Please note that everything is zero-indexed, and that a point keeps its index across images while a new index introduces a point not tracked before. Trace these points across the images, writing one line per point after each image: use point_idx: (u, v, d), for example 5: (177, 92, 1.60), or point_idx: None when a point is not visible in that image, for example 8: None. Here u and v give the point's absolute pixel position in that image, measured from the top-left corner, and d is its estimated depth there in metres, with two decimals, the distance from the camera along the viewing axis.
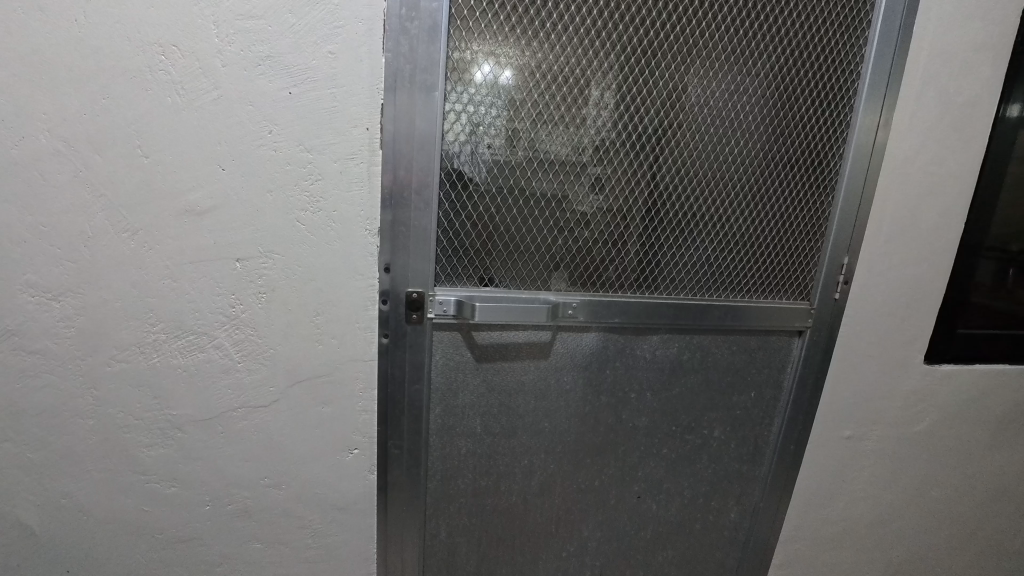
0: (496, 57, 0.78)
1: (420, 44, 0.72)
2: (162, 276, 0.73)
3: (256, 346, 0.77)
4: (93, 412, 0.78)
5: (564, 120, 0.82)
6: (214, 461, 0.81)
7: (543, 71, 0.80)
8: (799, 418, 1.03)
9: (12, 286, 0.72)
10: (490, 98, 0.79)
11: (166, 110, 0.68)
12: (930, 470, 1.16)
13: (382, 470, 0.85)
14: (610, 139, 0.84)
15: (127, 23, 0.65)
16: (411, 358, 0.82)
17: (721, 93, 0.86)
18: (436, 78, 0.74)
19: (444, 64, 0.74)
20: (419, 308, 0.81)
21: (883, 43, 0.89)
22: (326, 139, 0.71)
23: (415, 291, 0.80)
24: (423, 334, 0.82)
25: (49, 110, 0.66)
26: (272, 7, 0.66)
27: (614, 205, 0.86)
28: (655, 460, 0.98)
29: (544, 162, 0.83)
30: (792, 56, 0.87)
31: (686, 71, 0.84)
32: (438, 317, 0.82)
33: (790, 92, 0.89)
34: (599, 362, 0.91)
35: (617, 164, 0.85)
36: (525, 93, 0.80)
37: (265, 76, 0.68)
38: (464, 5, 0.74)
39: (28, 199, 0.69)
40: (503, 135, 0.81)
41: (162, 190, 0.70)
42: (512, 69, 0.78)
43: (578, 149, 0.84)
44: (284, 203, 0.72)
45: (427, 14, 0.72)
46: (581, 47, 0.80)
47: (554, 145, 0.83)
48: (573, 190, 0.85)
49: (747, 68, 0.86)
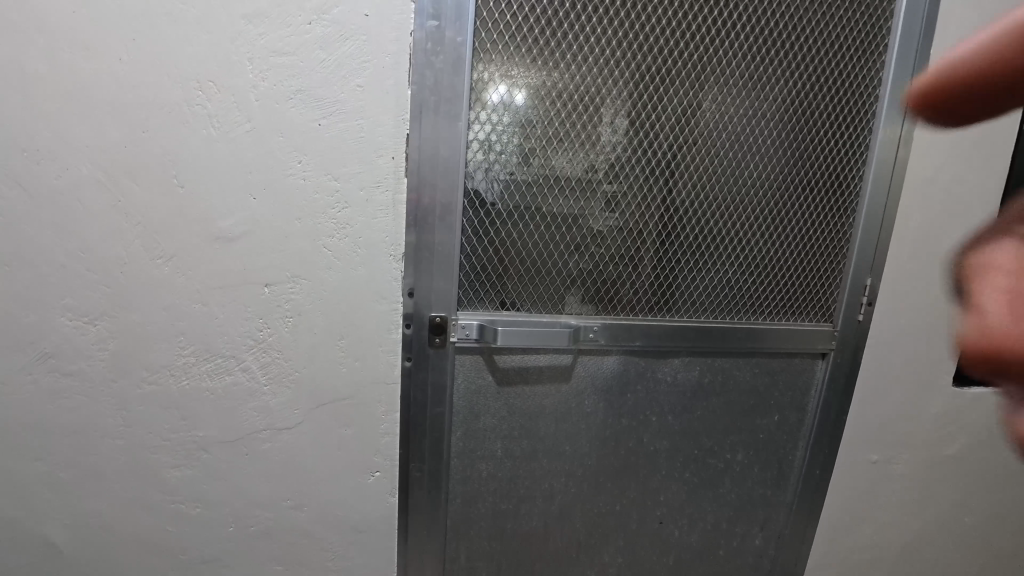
0: (516, 87, 0.80)
1: (445, 76, 0.75)
2: (193, 301, 0.75)
3: (281, 368, 0.78)
4: (122, 432, 0.80)
5: (582, 145, 0.84)
6: (238, 482, 0.82)
7: (562, 96, 0.82)
8: (824, 442, 1.01)
9: (51, 310, 0.75)
10: (510, 125, 0.81)
11: (201, 141, 0.71)
12: (961, 496, 1.12)
13: (403, 492, 0.86)
14: (628, 162, 0.85)
15: (167, 60, 0.69)
16: (433, 381, 0.83)
17: (738, 116, 0.87)
18: (461, 107, 0.77)
19: (467, 94, 0.77)
20: (441, 332, 0.82)
21: (899, 66, 0.90)
22: (354, 169, 0.72)
23: (438, 316, 0.82)
24: (446, 358, 0.83)
25: (92, 142, 0.70)
26: (303, 44, 0.69)
27: (630, 226, 0.87)
28: (676, 484, 0.97)
29: (562, 185, 0.84)
30: (809, 80, 0.88)
31: (702, 94, 0.85)
32: (460, 341, 0.83)
33: (807, 114, 0.90)
34: (620, 385, 0.91)
35: (634, 186, 0.86)
36: (545, 119, 0.82)
37: (296, 109, 0.70)
38: (486, 37, 0.77)
39: (70, 226, 0.72)
40: (522, 160, 0.82)
41: (195, 217, 0.73)
42: (531, 98, 0.81)
43: (595, 172, 0.85)
44: (312, 230, 0.74)
45: (451, 48, 0.74)
46: (599, 73, 0.82)
47: (572, 169, 0.84)
48: (590, 212, 0.86)
49: (764, 91, 0.87)
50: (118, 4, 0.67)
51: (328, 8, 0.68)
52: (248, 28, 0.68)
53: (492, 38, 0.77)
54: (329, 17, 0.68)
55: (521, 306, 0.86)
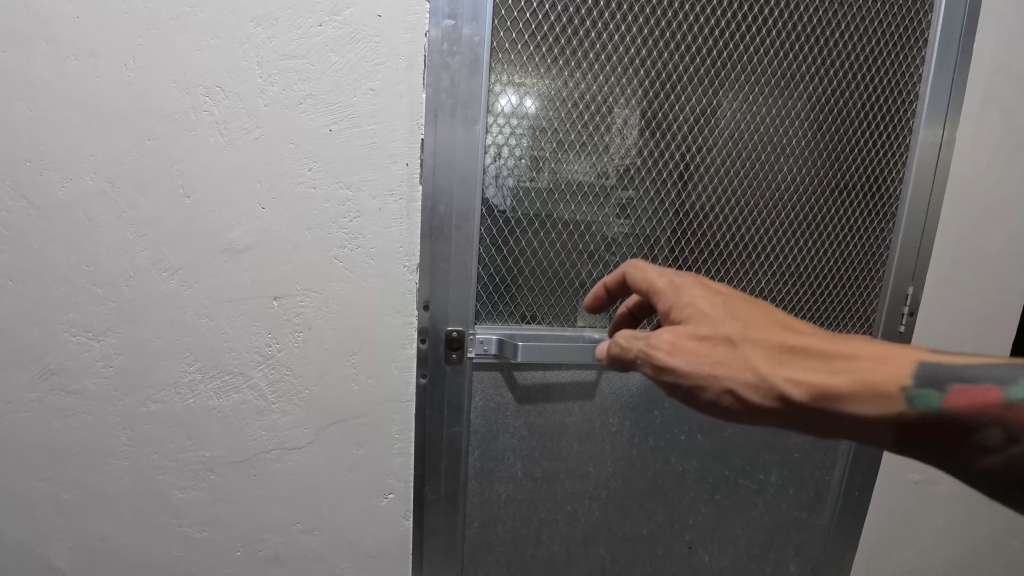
0: (532, 91, 0.77)
1: (462, 78, 0.72)
2: (200, 315, 0.72)
3: (292, 386, 0.75)
4: (128, 453, 0.76)
5: (600, 149, 0.80)
6: (247, 504, 0.79)
7: (581, 99, 0.78)
8: (862, 461, 0.95)
9: (55, 325, 0.72)
10: (527, 130, 0.78)
11: (208, 149, 0.68)
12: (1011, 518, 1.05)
13: (418, 516, 0.81)
14: (647, 167, 0.81)
15: (174, 66, 0.66)
16: (450, 399, 0.80)
17: (769, 116, 0.83)
18: (478, 111, 0.73)
19: (484, 97, 0.74)
20: (459, 347, 0.78)
21: (941, 62, 0.85)
22: (366, 176, 0.69)
23: (455, 330, 0.78)
24: (463, 374, 0.79)
25: (98, 151, 0.67)
26: (314, 46, 0.66)
27: (649, 233, 0.83)
28: (706, 506, 0.92)
29: (582, 192, 0.80)
30: (845, 78, 0.84)
31: (727, 95, 0.81)
32: (478, 357, 0.79)
33: (839, 115, 0.85)
34: (646, 402, 0.86)
35: (654, 193, 0.82)
36: (562, 123, 0.78)
37: (307, 114, 0.67)
38: (505, 37, 0.74)
39: (75, 239, 0.70)
40: (539, 166, 0.79)
41: (203, 229, 0.70)
42: (549, 101, 0.77)
43: (615, 178, 0.81)
44: (324, 241, 0.70)
45: (468, 48, 0.71)
46: (621, 74, 0.78)
47: (593, 176, 0.80)
48: (605, 218, 0.82)
49: (793, 91, 0.83)
50: (125, 9, 0.65)
51: (339, 9, 0.65)
52: (257, 32, 0.65)
53: (511, 38, 0.74)
54: (341, 19, 0.65)
55: (541, 319, 0.83)
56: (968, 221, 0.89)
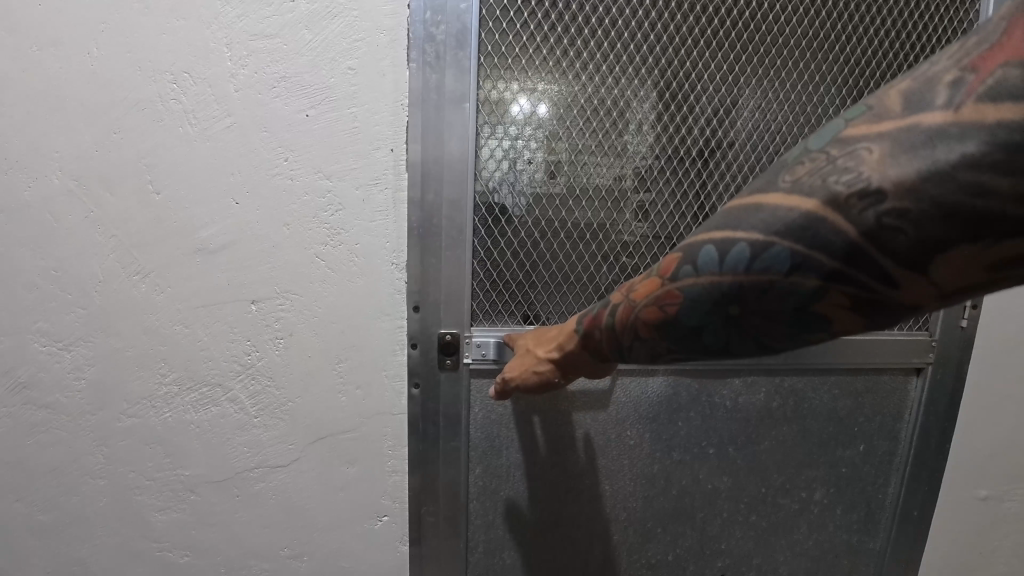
0: (532, 92, 0.69)
1: (448, 51, 0.64)
2: (174, 322, 0.67)
3: (273, 398, 0.68)
4: (103, 472, 0.71)
5: (607, 152, 0.72)
6: (231, 527, 0.72)
7: (586, 75, 0.70)
8: (921, 476, 0.84)
9: (25, 335, 0.67)
10: (530, 131, 0.70)
11: (178, 141, 0.62)
12: None
13: (416, 541, 0.74)
14: (657, 165, 0.73)
15: (139, 52, 0.61)
16: (446, 411, 0.72)
17: (800, 85, 0.74)
18: (467, 85, 0.66)
19: (474, 68, 0.66)
20: (453, 352, 0.70)
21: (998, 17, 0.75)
22: (348, 165, 0.63)
23: (448, 333, 0.70)
24: (459, 384, 0.71)
25: (62, 148, 0.63)
26: (287, 24, 0.60)
27: (663, 232, 0.74)
28: (740, 529, 0.81)
29: (591, 196, 0.73)
30: (887, 38, 0.74)
31: (754, 70, 0.73)
32: (476, 362, 0.71)
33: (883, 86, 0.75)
34: (669, 411, 0.77)
35: (676, 183, 0.73)
36: (571, 107, 0.70)
37: (281, 98, 0.61)
38: (496, 5, 0.66)
39: (41, 242, 0.65)
40: (544, 169, 0.71)
41: (174, 229, 0.64)
42: (549, 101, 0.70)
43: (627, 181, 0.73)
44: (303, 237, 0.64)
45: (455, 17, 0.64)
46: (632, 46, 0.70)
47: (599, 172, 0.72)
48: (615, 219, 0.73)
49: (830, 62, 0.74)
50: None
51: None
52: (225, 11, 0.60)
53: (504, 6, 0.67)
54: None
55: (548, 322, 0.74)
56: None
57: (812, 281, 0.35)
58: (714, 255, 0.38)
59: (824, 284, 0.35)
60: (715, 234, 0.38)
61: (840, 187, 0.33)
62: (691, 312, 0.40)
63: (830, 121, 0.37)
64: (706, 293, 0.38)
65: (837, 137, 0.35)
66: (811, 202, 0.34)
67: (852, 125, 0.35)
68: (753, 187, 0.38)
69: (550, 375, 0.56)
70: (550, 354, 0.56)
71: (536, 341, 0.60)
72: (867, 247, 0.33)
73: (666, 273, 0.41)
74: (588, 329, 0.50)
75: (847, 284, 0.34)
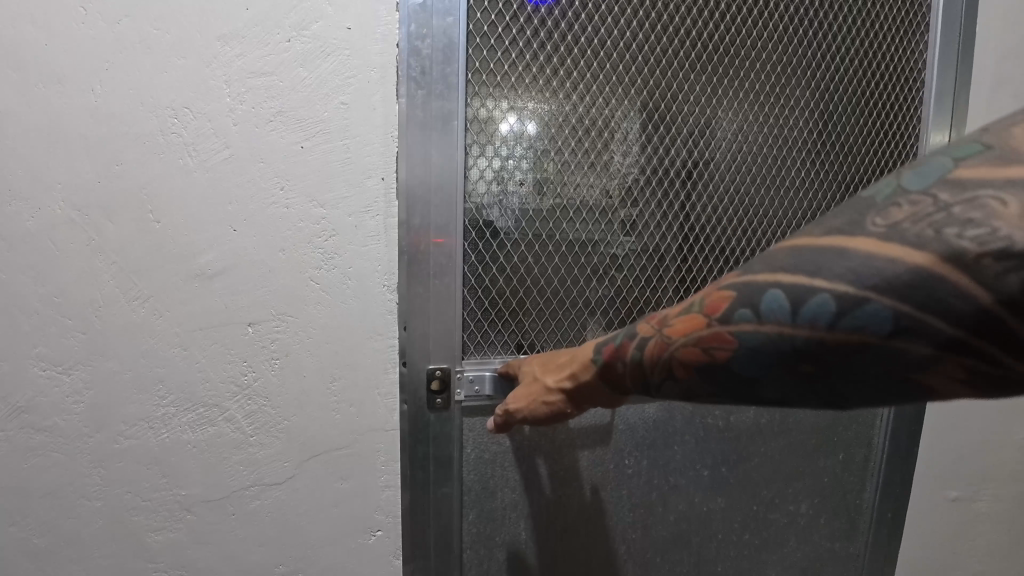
0: (520, 110, 0.74)
1: (435, 62, 0.68)
2: (172, 345, 0.69)
3: (269, 417, 0.70)
4: (100, 493, 0.72)
5: (591, 165, 0.76)
6: (227, 546, 0.74)
7: (570, 94, 0.74)
8: (894, 480, 0.88)
9: (24, 360, 0.69)
10: (517, 148, 0.74)
11: (177, 172, 0.65)
12: None
13: (409, 557, 0.76)
14: (639, 179, 0.77)
15: (141, 89, 0.64)
16: (438, 454, 0.75)
17: (782, 102, 0.82)
18: (453, 109, 0.70)
19: (462, 89, 0.70)
20: (444, 390, 0.74)
21: (943, 48, 0.88)
22: (341, 194, 0.66)
23: (438, 370, 0.74)
24: (451, 422, 0.75)
25: (65, 180, 0.65)
26: (283, 62, 0.64)
27: (647, 246, 0.79)
28: (734, 548, 0.85)
29: (578, 211, 0.76)
30: (860, 59, 0.85)
31: (740, 87, 0.80)
32: (467, 399, 0.75)
33: (848, 102, 0.85)
34: (663, 435, 0.80)
35: (661, 196, 0.78)
36: (559, 129, 0.75)
37: (277, 131, 0.65)
38: (485, 21, 0.71)
39: (42, 269, 0.67)
40: (532, 183, 0.75)
41: (173, 255, 0.67)
42: (536, 118, 0.74)
43: (613, 196, 0.77)
44: (297, 262, 0.67)
45: (440, 31, 0.68)
46: (616, 67, 0.75)
47: (583, 189, 0.76)
48: (602, 233, 0.77)
49: (810, 82, 0.83)
50: (91, 34, 0.63)
51: (307, 24, 0.63)
52: (224, 50, 0.63)
53: (494, 22, 0.71)
54: (310, 33, 0.63)
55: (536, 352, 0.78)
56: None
57: (924, 349, 0.35)
58: (784, 303, 0.38)
59: (937, 352, 0.35)
60: (784, 278, 0.39)
61: (968, 243, 0.33)
62: (754, 361, 0.40)
63: (937, 157, 0.37)
64: (779, 344, 0.39)
65: (951, 177, 0.35)
66: (921, 256, 0.34)
67: (970, 165, 0.35)
68: (836, 227, 0.38)
69: (561, 406, 0.59)
70: (562, 384, 0.59)
71: (543, 370, 0.64)
72: (998, 312, 0.33)
73: (718, 315, 0.42)
74: (610, 360, 0.52)
75: (964, 354, 0.34)
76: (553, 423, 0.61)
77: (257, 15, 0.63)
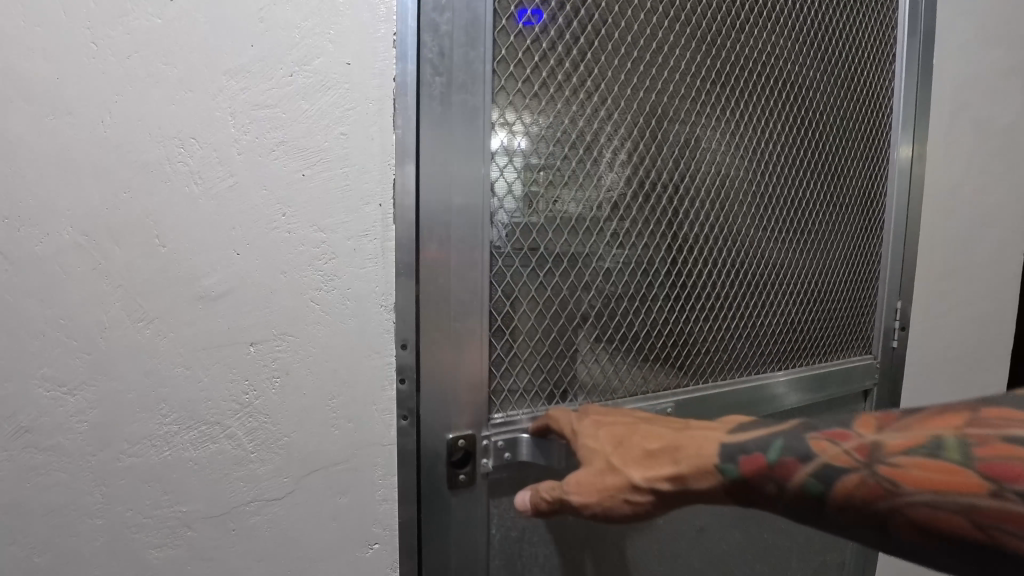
0: (512, 125, 0.79)
1: (458, 49, 0.74)
2: (176, 364, 0.71)
3: (270, 434, 0.73)
4: (101, 511, 0.74)
5: (579, 179, 0.84)
6: (227, 561, 0.75)
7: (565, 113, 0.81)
8: None
9: (27, 380, 0.70)
10: (508, 165, 0.79)
11: (184, 199, 0.68)
12: None
13: (407, 568, 0.78)
14: (626, 195, 0.87)
15: (150, 120, 0.67)
16: (466, 525, 0.83)
17: (778, 109, 1.00)
18: (477, 105, 0.76)
19: (489, 82, 0.76)
20: (464, 461, 0.81)
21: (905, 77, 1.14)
22: (340, 219, 0.69)
23: (460, 441, 0.80)
24: (475, 490, 0.83)
25: (75, 206, 0.68)
26: (285, 95, 0.67)
27: (632, 258, 0.89)
28: None
29: (568, 224, 0.83)
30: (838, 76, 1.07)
31: (744, 98, 0.96)
32: (490, 467, 0.83)
33: (826, 109, 1.06)
34: None
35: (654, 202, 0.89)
36: (579, 140, 0.83)
37: (279, 160, 0.68)
38: (508, 25, 0.77)
39: (48, 292, 0.69)
40: (521, 199, 0.80)
41: (179, 278, 0.70)
42: (526, 134, 0.80)
43: (601, 210, 0.86)
44: (298, 284, 0.70)
45: (465, 10, 0.74)
46: (609, 89, 0.84)
47: (572, 205, 0.84)
48: (593, 246, 0.86)
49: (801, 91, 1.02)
50: (101, 68, 0.67)
51: (309, 59, 0.67)
52: (230, 84, 0.67)
53: (512, 20, 0.77)
54: (311, 68, 0.67)
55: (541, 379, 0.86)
56: (866, 214, 1.15)
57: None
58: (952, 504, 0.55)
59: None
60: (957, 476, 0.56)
61: None
62: (919, 518, 0.57)
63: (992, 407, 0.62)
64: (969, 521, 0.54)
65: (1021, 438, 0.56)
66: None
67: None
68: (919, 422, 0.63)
69: (640, 504, 0.70)
70: (660, 479, 0.69)
71: (618, 455, 0.73)
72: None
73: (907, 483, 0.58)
74: (757, 479, 0.66)
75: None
76: (641, 520, 0.71)
77: (262, 51, 0.66)
